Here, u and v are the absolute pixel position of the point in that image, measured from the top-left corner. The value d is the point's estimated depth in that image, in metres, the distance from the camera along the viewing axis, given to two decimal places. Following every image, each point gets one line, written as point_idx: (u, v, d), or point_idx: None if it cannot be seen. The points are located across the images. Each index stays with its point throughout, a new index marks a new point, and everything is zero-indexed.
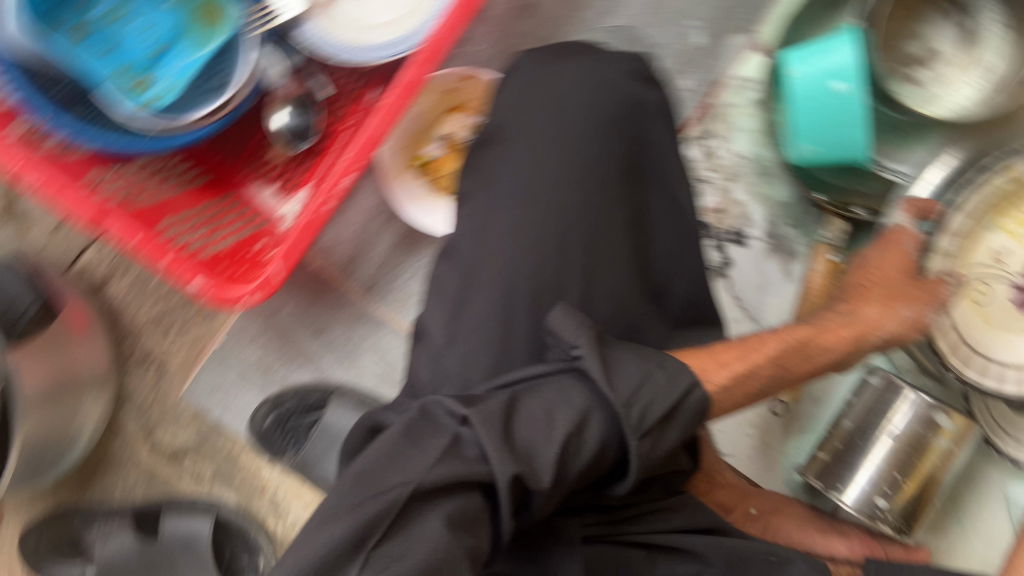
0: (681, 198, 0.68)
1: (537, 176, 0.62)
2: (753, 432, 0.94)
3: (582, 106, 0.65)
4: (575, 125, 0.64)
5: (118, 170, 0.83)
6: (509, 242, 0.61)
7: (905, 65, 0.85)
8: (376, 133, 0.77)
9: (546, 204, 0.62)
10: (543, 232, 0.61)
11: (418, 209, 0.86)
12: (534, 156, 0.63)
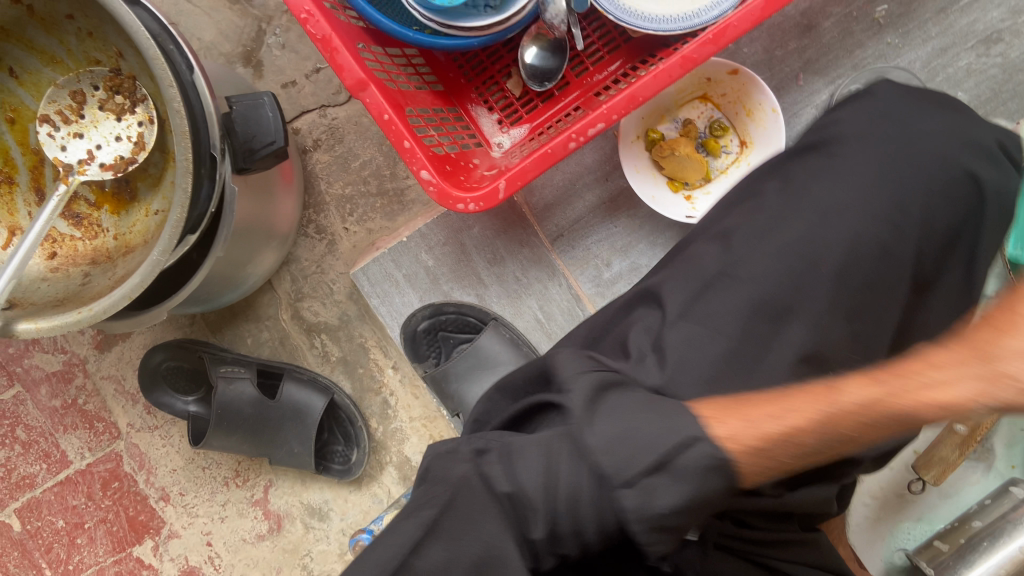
0: (968, 279, 0.73)
1: (839, 210, 0.70)
2: (871, 502, 0.94)
3: (924, 154, 0.71)
4: (908, 168, 0.71)
5: (381, 50, 0.87)
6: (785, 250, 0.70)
7: None
8: (641, 92, 0.79)
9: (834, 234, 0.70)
10: (838, 246, 0.69)
11: (638, 178, 0.91)
12: (857, 173, 0.71)
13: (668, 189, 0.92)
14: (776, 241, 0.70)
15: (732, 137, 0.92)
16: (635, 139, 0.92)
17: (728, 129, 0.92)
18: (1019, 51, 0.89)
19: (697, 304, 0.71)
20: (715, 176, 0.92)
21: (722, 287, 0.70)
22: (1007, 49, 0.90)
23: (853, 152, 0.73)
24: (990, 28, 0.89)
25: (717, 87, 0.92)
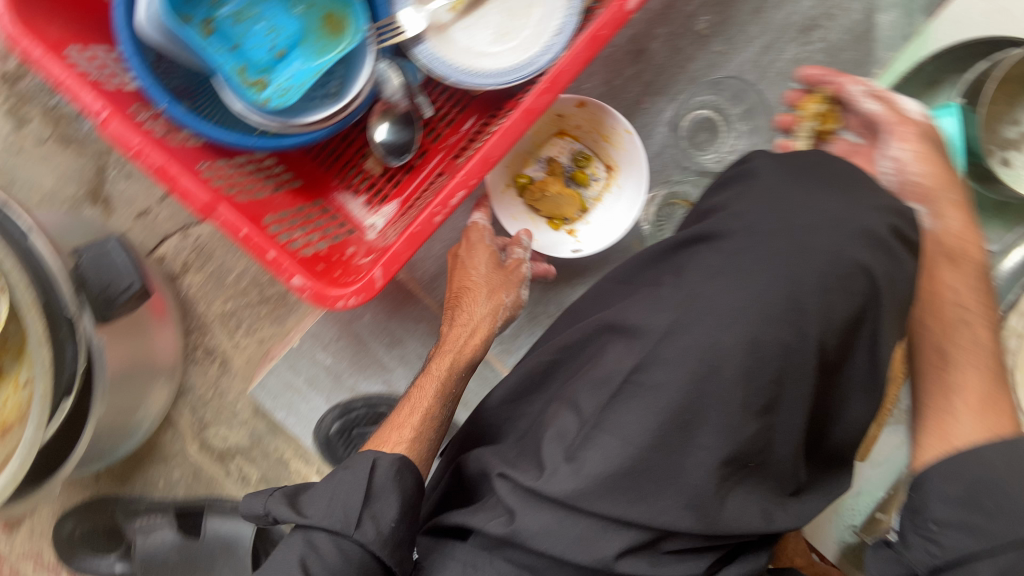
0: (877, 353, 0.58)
1: (750, 293, 0.55)
2: None
3: (810, 229, 0.57)
4: (799, 250, 0.56)
5: (227, 161, 0.84)
6: (692, 356, 0.54)
7: (996, 148, 0.86)
8: (493, 152, 0.79)
9: (747, 332, 0.54)
10: (722, 365, 0.54)
11: (518, 226, 0.91)
12: (736, 262, 0.57)
13: (549, 228, 0.93)
14: (681, 349, 0.55)
15: (597, 165, 0.93)
16: (506, 186, 0.93)
17: (592, 158, 0.93)
18: (835, 34, 0.94)
19: (609, 414, 0.57)
20: (590, 207, 0.93)
21: (629, 398, 0.56)
22: (824, 33, 0.94)
23: (752, 213, 0.59)
24: (804, 19, 0.94)
25: (571, 120, 0.92)
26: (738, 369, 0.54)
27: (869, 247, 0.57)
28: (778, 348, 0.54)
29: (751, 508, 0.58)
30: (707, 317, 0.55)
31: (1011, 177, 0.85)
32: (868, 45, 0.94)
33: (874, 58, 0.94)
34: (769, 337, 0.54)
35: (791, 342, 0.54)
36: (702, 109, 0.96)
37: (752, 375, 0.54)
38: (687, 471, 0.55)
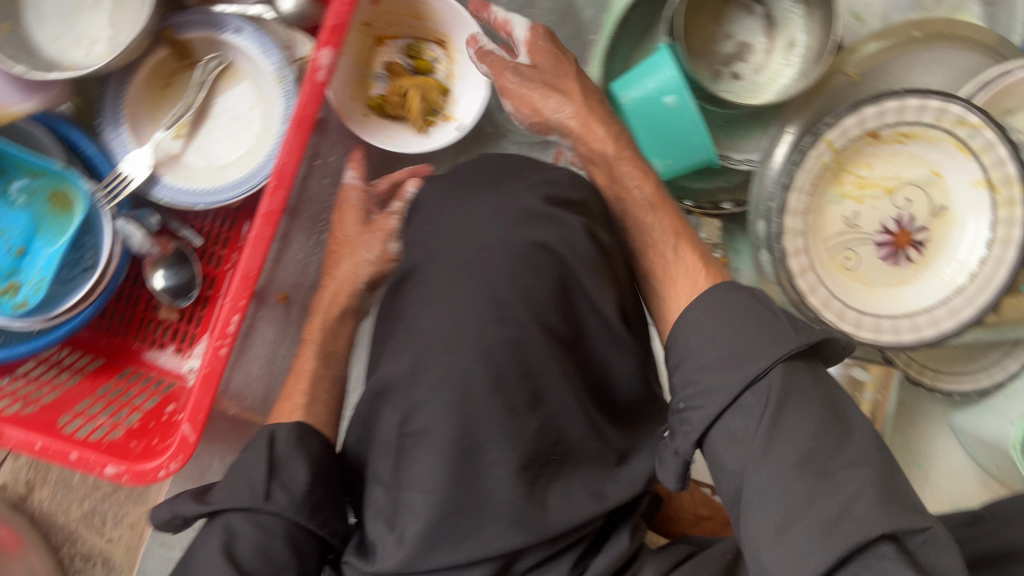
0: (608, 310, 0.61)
1: (465, 315, 0.57)
2: None
3: (492, 233, 0.60)
4: (489, 255, 0.59)
5: (10, 378, 0.82)
6: (439, 394, 0.55)
7: (721, 66, 0.87)
8: (250, 267, 0.76)
9: (475, 348, 0.56)
10: (465, 385, 0.55)
11: (399, 141, 0.90)
12: (445, 289, 0.59)
13: (430, 128, 0.92)
14: (427, 392, 0.55)
15: (430, 47, 0.93)
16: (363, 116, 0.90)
17: (422, 43, 0.93)
18: (542, 18, 0.95)
19: (404, 472, 0.56)
20: (449, 85, 0.93)
21: (413, 450, 0.55)
22: (532, 21, 0.94)
23: (444, 240, 0.61)
24: (509, 15, 0.94)
25: (380, 24, 0.91)
26: (481, 384, 0.55)
27: (547, 226, 0.60)
28: (508, 351, 0.56)
29: (577, 496, 0.57)
30: (440, 352, 0.56)
31: (743, 90, 0.86)
32: (574, 18, 0.95)
33: (586, 28, 0.95)
34: (493, 345, 0.56)
35: (514, 338, 0.57)
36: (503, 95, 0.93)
37: (499, 382, 0.55)
38: (493, 492, 0.54)
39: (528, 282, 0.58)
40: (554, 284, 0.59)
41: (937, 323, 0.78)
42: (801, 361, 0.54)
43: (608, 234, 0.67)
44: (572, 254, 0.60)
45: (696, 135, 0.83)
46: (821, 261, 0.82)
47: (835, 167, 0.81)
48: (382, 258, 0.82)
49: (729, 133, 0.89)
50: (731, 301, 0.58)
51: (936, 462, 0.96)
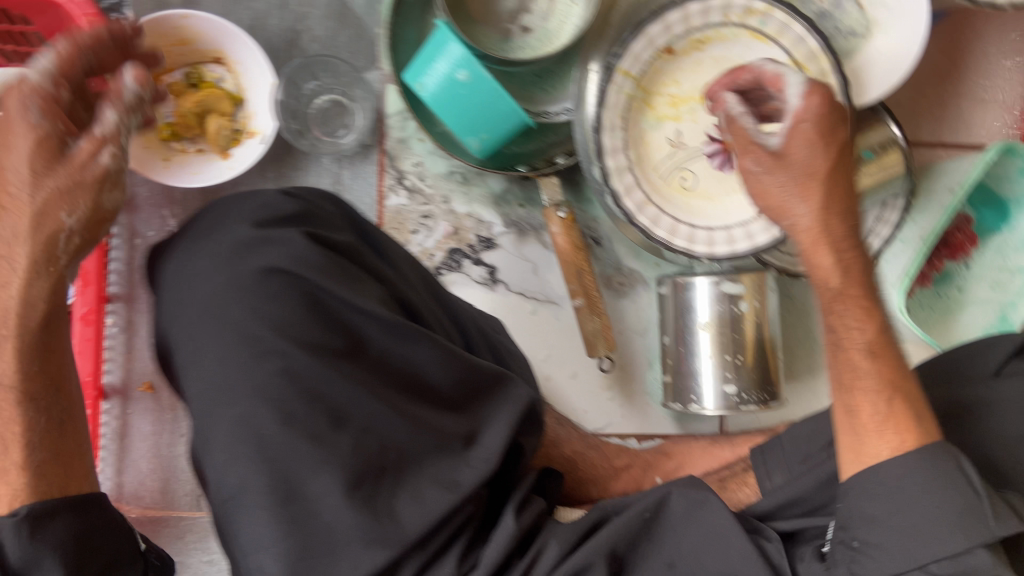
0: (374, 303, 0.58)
1: (232, 364, 0.55)
2: (613, 393, 0.94)
3: (221, 283, 0.58)
4: (228, 303, 0.57)
5: None
6: (233, 451, 0.53)
7: (507, 24, 0.84)
8: None
9: (251, 391, 0.54)
10: (242, 430, 0.53)
11: (207, 174, 0.83)
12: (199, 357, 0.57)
13: (234, 150, 0.84)
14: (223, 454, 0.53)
15: (209, 67, 0.85)
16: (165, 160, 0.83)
17: (199, 66, 0.85)
18: (319, 25, 0.87)
19: (235, 539, 0.52)
20: (241, 96, 0.85)
21: (233, 514, 0.52)
22: (310, 33, 0.87)
23: (195, 310, 0.58)
24: (284, 33, 0.87)
25: None
26: (268, 422, 0.53)
27: (264, 248, 0.59)
28: (284, 380, 0.54)
29: (421, 489, 0.54)
30: (224, 409, 0.54)
31: (535, 42, 0.84)
32: (354, 17, 0.87)
33: (368, 24, 0.87)
34: (266, 381, 0.54)
35: (286, 361, 0.54)
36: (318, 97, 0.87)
37: (285, 411, 0.53)
38: (327, 518, 0.51)
39: (277, 306, 0.56)
40: (306, 300, 0.57)
41: (783, 218, 0.76)
42: (940, 466, 0.55)
43: (856, 364, 0.60)
44: (310, 264, 0.58)
45: (501, 103, 0.79)
46: (656, 189, 0.79)
47: (643, 95, 0.78)
48: (91, 217, 0.57)
49: (542, 86, 0.88)
50: (939, 477, 0.54)
51: None
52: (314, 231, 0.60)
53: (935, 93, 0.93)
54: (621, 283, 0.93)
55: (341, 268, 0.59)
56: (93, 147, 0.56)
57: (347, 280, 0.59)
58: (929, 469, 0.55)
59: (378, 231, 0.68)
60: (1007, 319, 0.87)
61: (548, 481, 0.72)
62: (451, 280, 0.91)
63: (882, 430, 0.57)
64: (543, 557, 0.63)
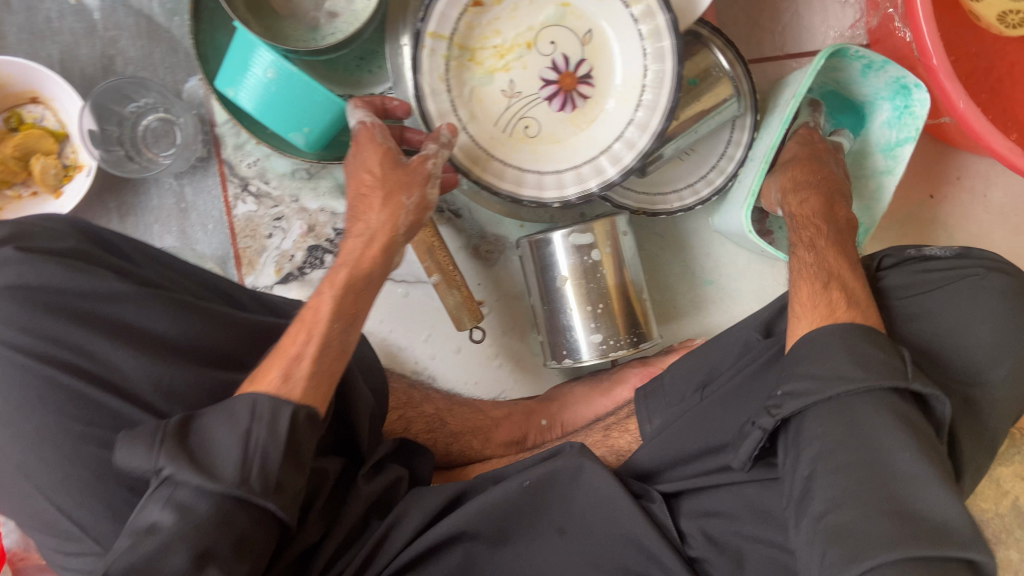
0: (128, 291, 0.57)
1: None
2: (501, 360, 0.93)
3: None
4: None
5: None
6: (32, 463, 0.53)
7: (314, 13, 0.82)
8: None
9: (21, 408, 0.53)
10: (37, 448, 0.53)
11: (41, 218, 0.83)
12: None
13: (67, 185, 0.84)
14: (26, 471, 0.53)
15: (27, 108, 0.84)
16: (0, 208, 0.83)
17: (17, 109, 0.84)
18: (131, 47, 0.85)
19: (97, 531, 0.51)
20: (64, 129, 0.84)
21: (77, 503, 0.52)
22: (124, 55, 0.85)
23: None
24: (98, 60, 0.85)
25: None
26: (58, 422, 0.53)
27: None
28: (47, 388, 0.53)
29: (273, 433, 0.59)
30: (8, 432, 0.54)
31: (344, 26, 0.82)
32: (164, 32, 0.86)
33: (179, 36, 0.86)
34: (37, 390, 0.53)
35: (54, 367, 0.54)
36: (145, 117, 0.87)
37: (62, 415, 0.53)
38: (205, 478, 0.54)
39: (21, 324, 0.54)
40: (42, 308, 0.55)
41: (624, 155, 0.70)
42: (857, 332, 0.56)
43: (802, 259, 0.68)
44: (38, 277, 0.55)
45: (314, 94, 0.78)
46: (497, 144, 0.72)
47: (461, 52, 0.69)
48: (418, 209, 0.63)
49: (369, 68, 0.87)
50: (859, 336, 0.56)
51: (724, 270, 0.94)
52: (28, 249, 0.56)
53: (770, 5, 0.92)
54: (488, 251, 0.93)
55: (83, 275, 0.56)
56: (423, 159, 0.62)
57: (97, 287, 0.56)
58: (848, 332, 0.57)
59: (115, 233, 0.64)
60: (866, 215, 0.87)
61: (415, 452, 0.74)
62: (316, 277, 0.89)
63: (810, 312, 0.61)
64: (401, 524, 0.64)
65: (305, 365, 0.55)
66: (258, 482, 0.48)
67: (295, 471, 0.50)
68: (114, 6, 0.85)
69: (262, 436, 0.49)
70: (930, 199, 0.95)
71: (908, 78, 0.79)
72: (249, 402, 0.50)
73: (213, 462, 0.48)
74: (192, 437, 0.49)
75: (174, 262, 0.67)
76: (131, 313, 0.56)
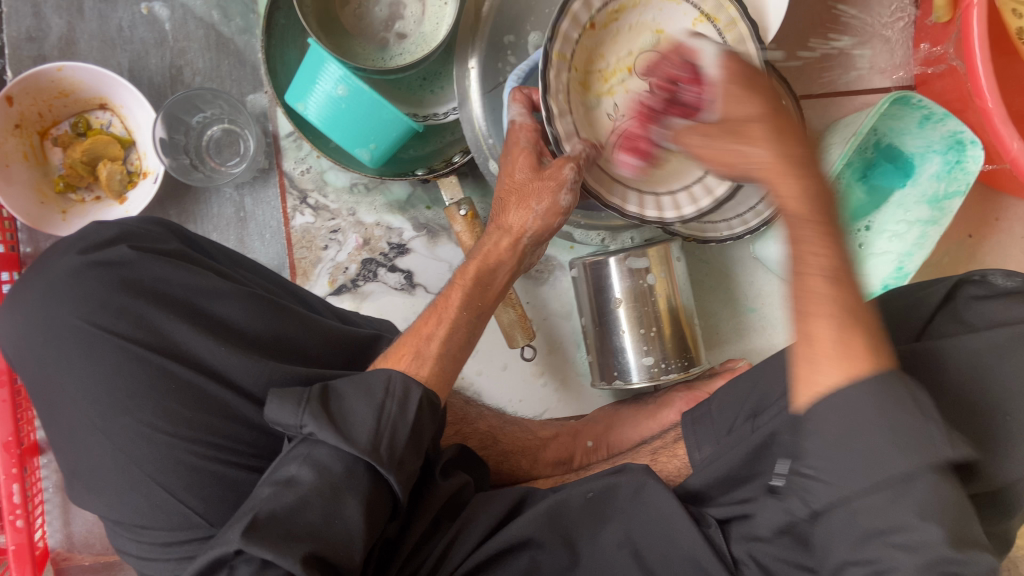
0: (230, 288, 0.59)
1: (103, 381, 0.55)
2: (546, 379, 0.95)
3: (80, 317, 0.56)
4: (95, 343, 0.56)
5: None
6: (137, 451, 0.54)
7: (382, 33, 0.84)
8: (5, 434, 0.75)
9: (129, 396, 0.55)
10: (145, 444, 0.54)
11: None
12: (69, 397, 0.56)
13: (132, 191, 0.86)
14: (134, 458, 0.54)
15: (95, 113, 0.86)
16: (65, 211, 0.84)
17: (85, 114, 0.86)
18: (200, 58, 0.87)
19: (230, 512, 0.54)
20: (131, 136, 0.86)
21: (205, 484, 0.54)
22: (192, 66, 0.87)
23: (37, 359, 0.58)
24: (166, 70, 0.87)
25: (33, 119, 0.83)
26: (158, 416, 0.54)
27: (101, 270, 0.58)
28: (159, 377, 0.55)
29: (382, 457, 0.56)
30: (114, 420, 0.55)
31: (412, 47, 0.84)
32: (233, 46, 0.87)
33: (247, 50, 0.87)
34: (142, 380, 0.55)
35: (161, 357, 0.55)
36: (210, 127, 0.88)
37: (161, 410, 0.54)
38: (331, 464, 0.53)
39: (131, 316, 0.56)
40: (153, 301, 0.57)
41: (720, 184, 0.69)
42: (894, 393, 0.43)
43: (816, 286, 0.47)
44: (152, 273, 0.58)
45: (385, 111, 0.79)
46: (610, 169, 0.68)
47: (581, 76, 0.67)
48: (550, 212, 0.62)
49: (431, 88, 0.89)
50: (883, 405, 0.43)
51: (767, 298, 0.96)
52: (139, 246, 0.59)
53: (821, 44, 0.95)
54: (538, 271, 0.94)
55: (189, 270, 0.59)
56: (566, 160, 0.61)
57: (199, 281, 0.58)
58: (886, 397, 0.43)
59: (209, 240, 0.67)
60: (903, 268, 0.89)
61: (477, 464, 0.75)
62: (369, 290, 0.91)
63: (841, 361, 0.45)
64: (471, 527, 0.65)
65: (430, 361, 0.56)
66: (387, 452, 0.49)
67: (414, 450, 0.51)
68: (185, 18, 0.87)
69: (394, 410, 0.50)
70: (968, 238, 0.98)
71: (966, 133, 0.85)
72: (385, 377, 0.52)
73: (350, 427, 0.49)
74: (333, 401, 0.50)
75: (259, 270, 0.68)
76: (233, 307, 0.59)
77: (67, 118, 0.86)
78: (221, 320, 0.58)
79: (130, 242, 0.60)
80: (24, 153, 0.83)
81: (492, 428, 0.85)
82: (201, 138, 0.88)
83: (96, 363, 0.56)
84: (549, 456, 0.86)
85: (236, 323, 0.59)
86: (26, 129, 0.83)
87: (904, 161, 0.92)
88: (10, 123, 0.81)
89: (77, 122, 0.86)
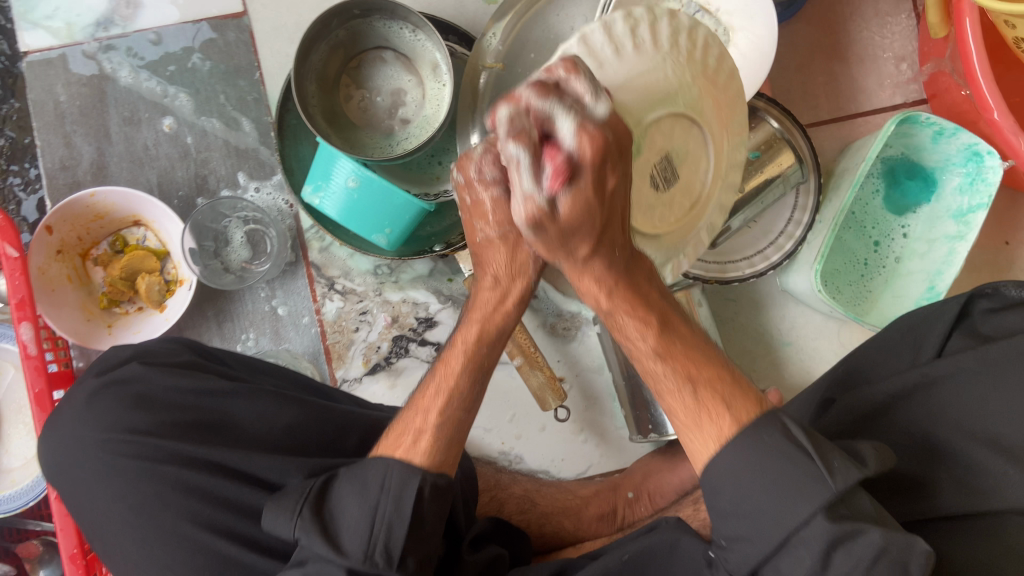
0: (237, 390, 0.65)
1: (132, 488, 0.62)
2: (586, 436, 0.95)
3: (104, 432, 0.64)
4: (116, 456, 0.63)
5: None
6: (168, 556, 0.60)
7: (387, 122, 0.88)
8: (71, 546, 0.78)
9: (152, 503, 0.61)
10: (165, 544, 0.60)
11: (147, 331, 0.89)
12: (105, 506, 0.63)
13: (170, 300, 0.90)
14: (164, 566, 0.60)
15: (130, 230, 0.91)
16: (113, 323, 0.90)
17: (120, 233, 0.91)
18: (222, 164, 0.92)
19: None
20: (165, 247, 0.91)
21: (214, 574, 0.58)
22: (216, 173, 0.92)
23: (97, 471, 0.63)
24: (191, 179, 0.92)
25: (73, 244, 0.89)
26: (185, 518, 0.60)
27: (121, 387, 0.66)
28: (178, 483, 0.61)
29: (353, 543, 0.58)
30: (139, 529, 0.61)
31: (416, 131, 0.87)
32: (250, 150, 0.92)
33: (265, 153, 0.92)
34: (162, 484, 0.61)
35: (177, 464, 0.61)
36: (241, 227, 0.93)
37: (185, 509, 0.60)
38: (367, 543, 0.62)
39: (147, 429, 0.63)
40: (165, 411, 0.64)
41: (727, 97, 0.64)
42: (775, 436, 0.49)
43: (660, 380, 0.54)
44: (161, 384, 0.65)
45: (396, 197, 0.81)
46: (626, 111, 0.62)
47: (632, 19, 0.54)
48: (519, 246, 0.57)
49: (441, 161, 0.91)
50: (761, 444, 0.48)
51: (801, 331, 0.95)
52: (148, 362, 0.67)
53: (826, 71, 0.94)
54: (565, 328, 0.95)
55: (197, 379, 0.65)
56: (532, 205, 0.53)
57: (204, 390, 0.65)
58: (761, 450, 0.48)
59: (227, 350, 0.74)
60: (936, 288, 0.87)
61: (509, 533, 0.76)
62: (402, 365, 0.93)
63: (695, 399, 0.52)
64: None
65: (427, 432, 0.56)
66: (382, 557, 0.50)
67: (423, 542, 0.52)
68: (204, 131, 0.92)
69: (388, 508, 0.51)
70: (1005, 245, 0.95)
71: (982, 144, 0.82)
72: (384, 471, 0.52)
73: (342, 534, 0.50)
74: (326, 506, 0.52)
75: (276, 371, 0.74)
76: (240, 409, 0.64)
77: (106, 236, 0.91)
78: (228, 421, 0.64)
79: (148, 356, 0.68)
80: (70, 276, 0.89)
81: (528, 493, 0.86)
82: (232, 242, 0.92)
83: (116, 474, 0.63)
84: (591, 513, 0.86)
85: (240, 424, 0.64)
86: (70, 253, 0.89)
87: (927, 177, 0.90)
88: (52, 249, 0.86)
89: (115, 240, 0.91)
